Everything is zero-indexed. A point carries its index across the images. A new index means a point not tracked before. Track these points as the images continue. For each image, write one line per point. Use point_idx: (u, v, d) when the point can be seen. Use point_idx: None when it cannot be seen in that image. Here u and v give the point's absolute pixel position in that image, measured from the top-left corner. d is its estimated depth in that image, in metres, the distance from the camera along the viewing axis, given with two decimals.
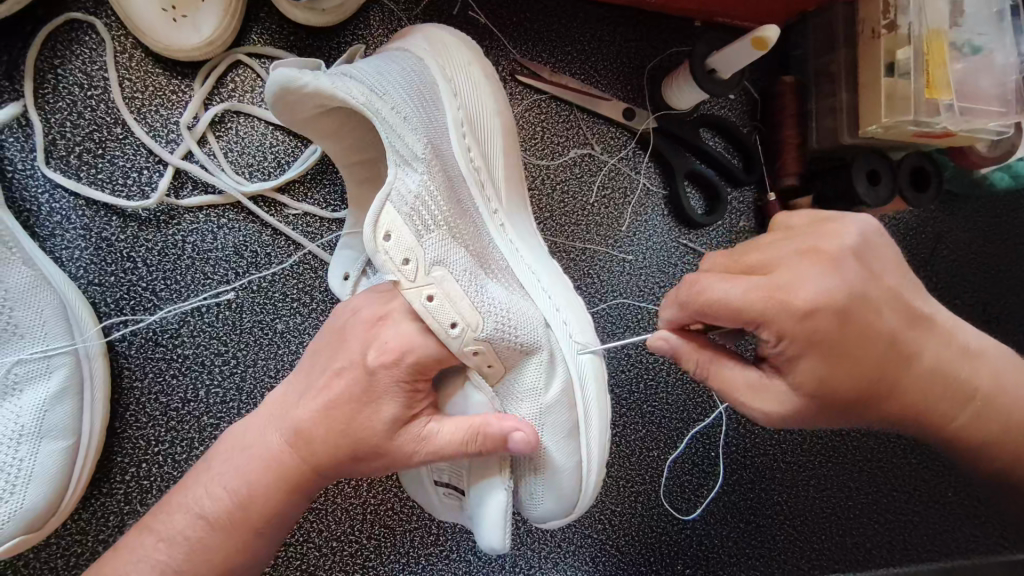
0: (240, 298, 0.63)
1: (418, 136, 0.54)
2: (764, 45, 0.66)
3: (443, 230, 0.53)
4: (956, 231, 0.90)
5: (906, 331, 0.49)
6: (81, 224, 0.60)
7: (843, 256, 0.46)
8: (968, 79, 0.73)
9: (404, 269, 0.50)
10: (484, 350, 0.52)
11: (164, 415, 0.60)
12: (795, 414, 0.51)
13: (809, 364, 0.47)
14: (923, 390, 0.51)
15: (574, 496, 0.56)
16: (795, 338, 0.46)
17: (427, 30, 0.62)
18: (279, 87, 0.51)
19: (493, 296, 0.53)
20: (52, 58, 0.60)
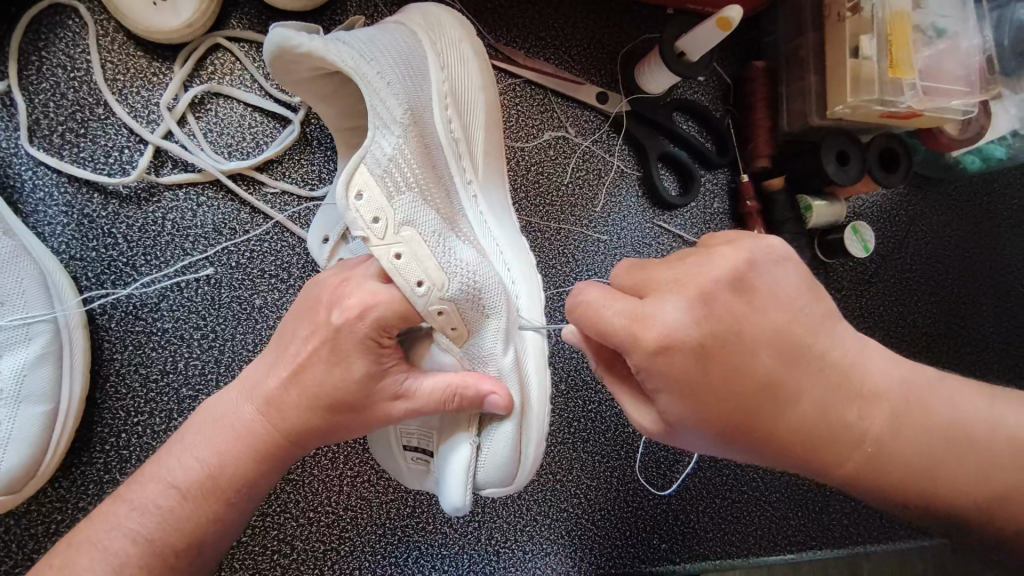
0: (218, 273, 0.64)
1: (397, 102, 0.56)
2: (729, 26, 0.68)
3: (414, 190, 0.56)
4: (930, 213, 0.91)
5: (784, 367, 0.44)
6: (63, 201, 0.62)
7: (716, 288, 0.44)
8: (932, 62, 0.74)
9: (373, 227, 0.53)
10: (449, 310, 0.55)
11: (144, 386, 0.62)
12: (676, 438, 0.48)
13: (667, 397, 0.44)
14: (813, 435, 0.45)
15: (514, 468, 0.58)
16: (651, 373, 0.43)
17: (422, 5, 0.63)
18: (279, 46, 0.54)
19: (460, 258, 0.56)
20: (37, 41, 0.62)
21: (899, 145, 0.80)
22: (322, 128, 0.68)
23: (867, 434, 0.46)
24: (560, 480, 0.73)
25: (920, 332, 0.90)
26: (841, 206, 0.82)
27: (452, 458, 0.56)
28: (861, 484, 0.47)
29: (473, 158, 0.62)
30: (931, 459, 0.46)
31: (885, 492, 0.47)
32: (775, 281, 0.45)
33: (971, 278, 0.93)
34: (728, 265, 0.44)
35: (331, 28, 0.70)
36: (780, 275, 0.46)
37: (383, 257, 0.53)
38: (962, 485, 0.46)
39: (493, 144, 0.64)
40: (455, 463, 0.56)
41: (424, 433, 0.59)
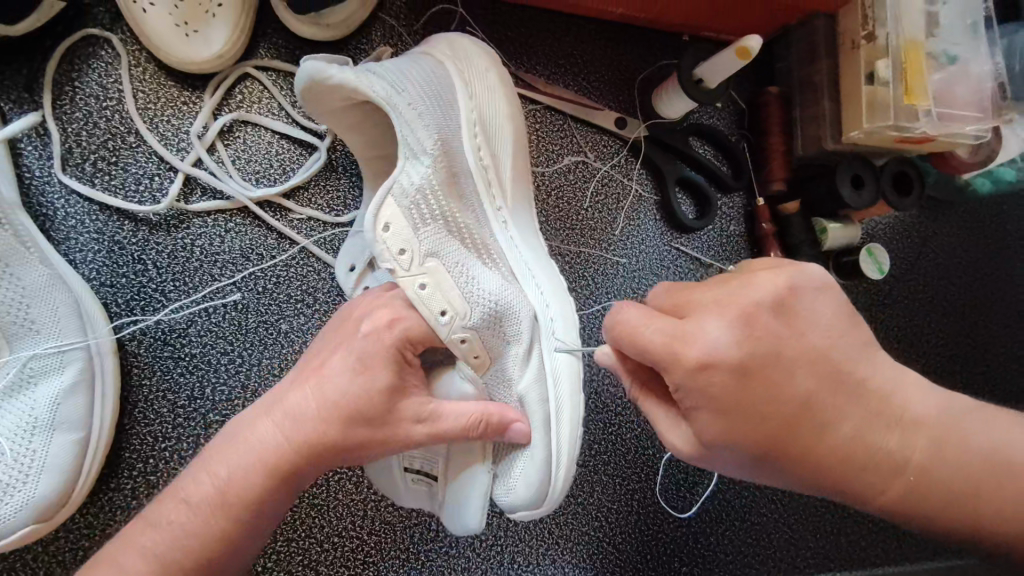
0: (245, 299, 0.65)
1: (428, 134, 0.57)
2: (747, 54, 0.69)
3: (439, 222, 0.58)
4: (942, 234, 0.92)
5: (826, 397, 0.45)
6: (95, 228, 0.62)
7: (759, 312, 0.44)
8: (944, 88, 0.76)
9: (400, 258, 0.55)
10: (472, 338, 0.57)
11: (172, 412, 0.62)
12: (708, 461, 0.48)
13: (706, 418, 0.45)
14: (849, 458, 0.46)
15: (545, 492, 0.57)
16: (690, 391, 0.44)
17: (447, 36, 0.65)
18: (314, 78, 0.55)
19: (483, 288, 0.58)
20: (70, 71, 0.63)
21: (913, 168, 0.81)
22: (347, 154, 0.69)
23: (909, 459, 0.47)
24: (582, 503, 0.73)
25: (934, 352, 0.91)
26: (856, 228, 0.83)
27: (467, 483, 0.58)
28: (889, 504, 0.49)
29: (502, 185, 0.63)
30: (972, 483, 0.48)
31: (921, 515, 0.49)
32: (813, 305, 0.46)
33: (982, 299, 0.93)
34: (768, 286, 0.45)
35: (356, 57, 0.71)
36: (818, 307, 0.46)
37: (410, 288, 0.55)
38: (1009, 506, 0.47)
39: (521, 169, 0.65)
40: (471, 487, 0.58)
41: (427, 458, 0.58)
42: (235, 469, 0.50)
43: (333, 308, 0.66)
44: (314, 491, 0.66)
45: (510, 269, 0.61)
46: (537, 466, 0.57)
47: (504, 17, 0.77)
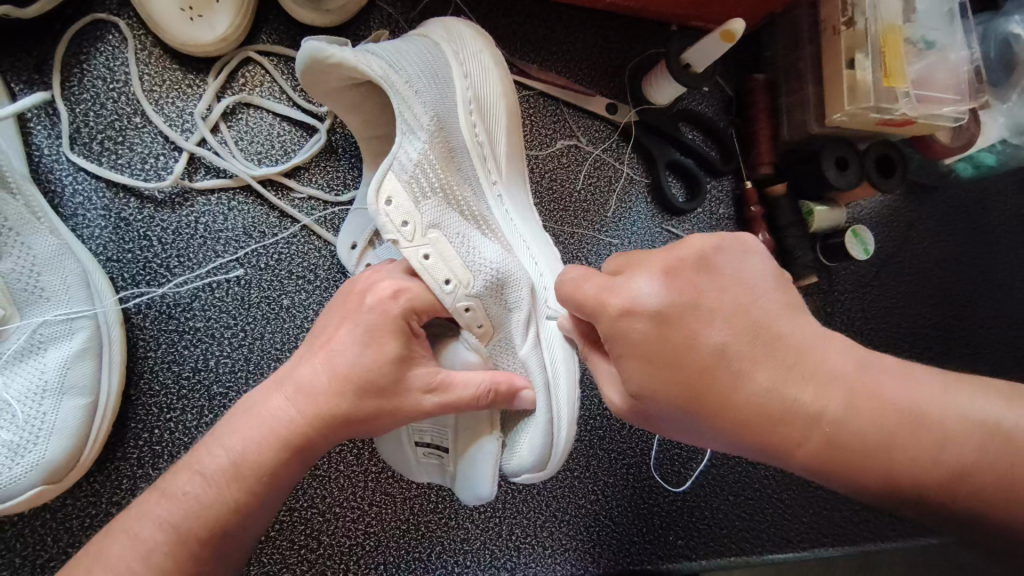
0: (248, 274, 0.67)
1: (424, 110, 0.60)
2: (731, 37, 0.72)
3: (438, 195, 0.60)
4: (927, 218, 0.94)
5: (744, 345, 0.45)
6: (102, 205, 0.64)
7: (686, 265, 0.47)
8: (923, 73, 0.79)
9: (403, 230, 0.56)
10: (476, 307, 0.58)
11: (176, 383, 0.63)
12: (651, 417, 0.49)
13: (631, 363, 0.47)
14: (768, 413, 0.44)
15: (547, 454, 0.59)
16: (614, 337, 0.47)
17: (443, 20, 0.67)
18: (313, 59, 0.57)
19: (486, 256, 0.60)
20: (78, 54, 0.65)
21: (895, 150, 0.84)
22: (347, 136, 0.71)
23: (822, 412, 0.43)
24: (579, 477, 0.75)
25: (922, 333, 0.93)
26: (840, 212, 0.85)
27: (478, 451, 0.59)
28: (823, 470, 0.44)
29: (497, 160, 0.65)
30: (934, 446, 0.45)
31: (849, 477, 0.44)
32: (743, 267, 0.47)
33: (968, 282, 0.96)
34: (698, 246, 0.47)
35: (355, 43, 0.74)
36: (746, 265, 0.47)
37: (413, 258, 0.57)
38: (916, 461, 0.42)
39: (515, 145, 0.67)
40: (482, 454, 0.59)
41: (437, 429, 0.60)
42: (234, 435, 0.51)
43: (335, 283, 0.68)
44: (317, 464, 0.67)
45: (506, 240, 0.63)
46: (539, 429, 0.58)
47: (498, 7, 0.80)
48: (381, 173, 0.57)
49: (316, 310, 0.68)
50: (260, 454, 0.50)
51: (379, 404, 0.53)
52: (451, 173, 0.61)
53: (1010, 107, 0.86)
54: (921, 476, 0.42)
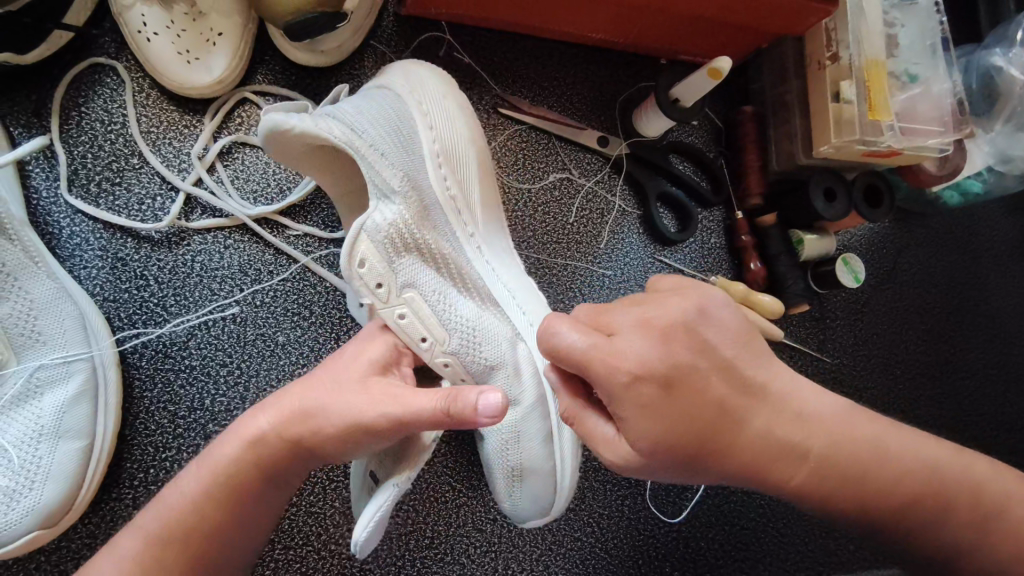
0: (243, 312, 0.67)
1: (393, 172, 0.61)
2: (719, 74, 0.74)
3: (415, 251, 0.62)
4: (916, 244, 0.96)
5: (739, 397, 0.51)
6: (99, 245, 0.65)
7: (673, 327, 0.50)
8: (907, 106, 0.80)
9: (377, 292, 0.59)
10: (453, 363, 0.62)
11: (172, 422, 0.64)
12: (641, 470, 0.53)
13: (635, 423, 0.50)
14: (769, 454, 0.52)
15: (550, 498, 0.62)
16: (620, 401, 0.50)
17: (406, 66, 0.67)
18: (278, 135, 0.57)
19: (460, 314, 0.62)
20: (76, 97, 0.66)
21: (881, 180, 0.85)
22: None
23: (811, 450, 0.52)
24: (573, 509, 0.75)
25: (913, 358, 0.94)
26: (829, 238, 0.87)
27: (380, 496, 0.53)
28: (809, 492, 0.53)
29: (471, 210, 0.66)
30: (851, 466, 0.53)
31: (824, 499, 0.54)
32: (723, 321, 0.52)
33: (958, 307, 0.96)
34: (679, 309, 0.51)
35: (350, 82, 0.75)
36: (719, 322, 0.51)
37: (389, 317, 0.60)
38: (880, 483, 0.53)
39: (489, 192, 0.68)
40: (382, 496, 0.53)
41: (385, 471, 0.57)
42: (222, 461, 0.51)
43: (329, 319, 0.69)
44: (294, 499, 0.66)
45: (487, 293, 0.65)
46: (542, 481, 0.62)
47: (489, 43, 0.81)
48: (355, 236, 0.58)
49: (310, 346, 0.68)
50: (226, 468, 0.50)
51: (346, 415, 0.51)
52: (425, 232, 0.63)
53: (994, 137, 0.88)
54: (882, 497, 0.54)
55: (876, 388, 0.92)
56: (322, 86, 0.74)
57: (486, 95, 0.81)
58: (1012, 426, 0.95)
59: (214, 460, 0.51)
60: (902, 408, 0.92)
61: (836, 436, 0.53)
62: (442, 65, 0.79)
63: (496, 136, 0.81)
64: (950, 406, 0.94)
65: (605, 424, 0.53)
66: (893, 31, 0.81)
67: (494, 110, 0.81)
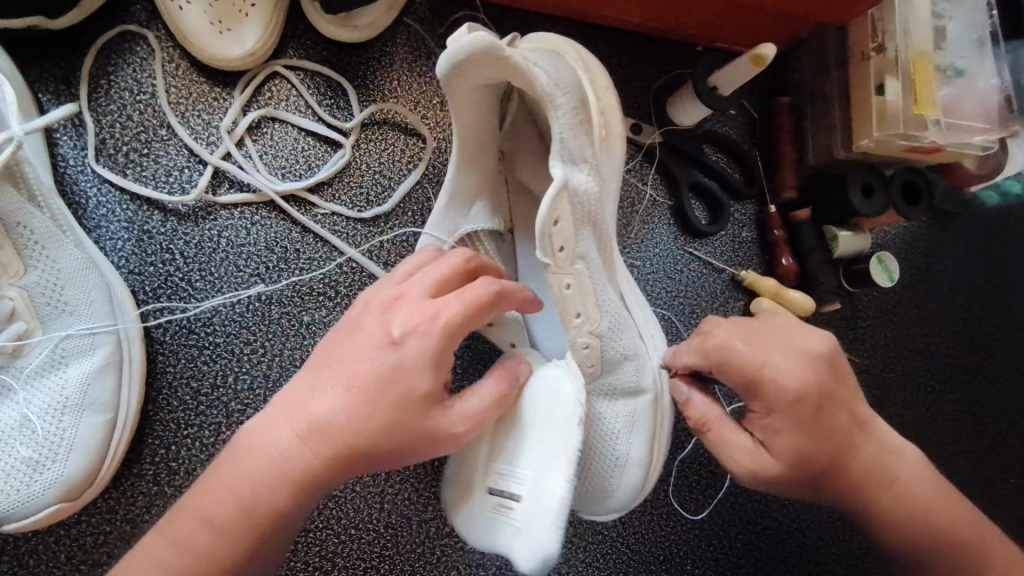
0: (270, 290, 0.66)
1: (581, 143, 0.57)
2: (762, 62, 0.71)
3: (584, 225, 0.58)
4: (951, 245, 0.94)
5: (862, 428, 0.56)
6: (125, 217, 0.64)
7: (827, 356, 0.55)
8: (953, 100, 0.78)
9: (558, 256, 0.55)
10: (594, 345, 0.58)
11: (195, 400, 0.63)
12: (766, 484, 0.56)
13: (785, 436, 0.54)
14: (872, 482, 0.56)
15: (637, 495, 0.62)
16: (779, 414, 0.54)
17: (563, 44, 0.67)
18: (498, 52, 0.51)
19: (608, 299, 0.60)
20: (105, 66, 0.65)
21: (919, 176, 0.84)
22: (370, 154, 0.71)
23: (904, 484, 0.57)
24: None
25: (944, 361, 0.92)
26: (865, 237, 0.85)
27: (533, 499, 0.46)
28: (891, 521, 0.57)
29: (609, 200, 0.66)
30: (933, 508, 0.57)
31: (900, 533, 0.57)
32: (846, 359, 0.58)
33: (992, 311, 0.94)
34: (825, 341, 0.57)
35: (380, 59, 0.73)
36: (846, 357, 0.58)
37: (557, 288, 0.55)
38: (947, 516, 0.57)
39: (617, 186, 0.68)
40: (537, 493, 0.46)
41: (510, 469, 0.49)
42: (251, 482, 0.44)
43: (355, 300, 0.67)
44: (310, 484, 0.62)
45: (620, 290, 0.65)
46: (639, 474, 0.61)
47: (525, 25, 0.79)
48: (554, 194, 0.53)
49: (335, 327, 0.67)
50: (261, 496, 0.44)
51: (394, 434, 0.44)
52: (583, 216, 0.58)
53: None
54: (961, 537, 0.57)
55: (904, 391, 0.90)
56: (353, 63, 0.72)
57: None
58: None
59: (242, 489, 0.44)
60: (930, 412, 0.90)
61: (920, 479, 0.57)
62: None
63: None
64: (979, 412, 0.92)
65: (742, 435, 0.57)
66: (942, 23, 0.79)
67: None
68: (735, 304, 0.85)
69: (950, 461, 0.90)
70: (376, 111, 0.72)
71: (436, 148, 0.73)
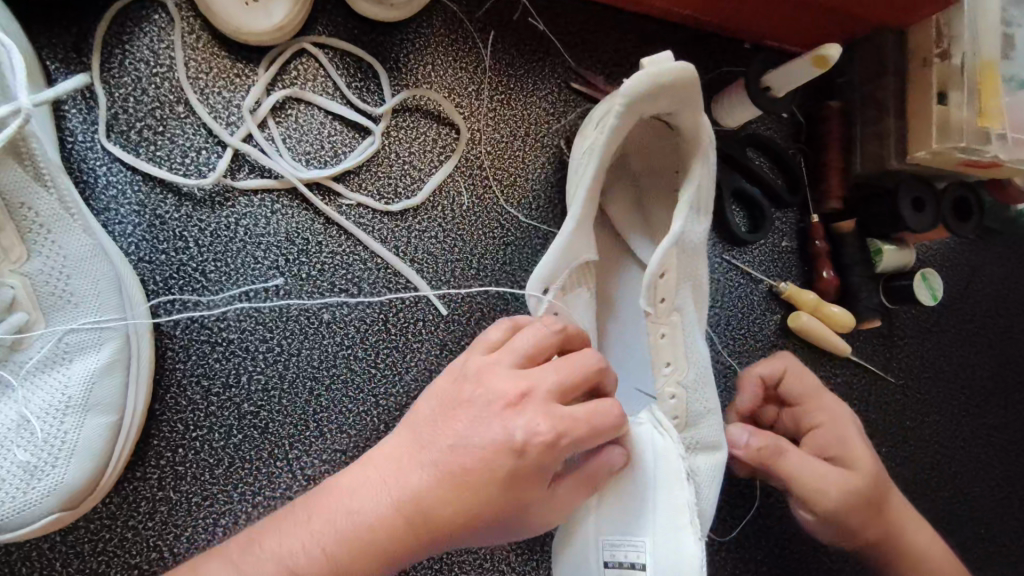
0: (288, 284, 0.62)
1: (700, 207, 0.61)
2: (825, 63, 0.67)
3: (686, 282, 0.60)
4: (991, 264, 0.90)
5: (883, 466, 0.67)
6: (136, 200, 0.59)
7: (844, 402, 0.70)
8: (1019, 114, 0.74)
9: (658, 305, 0.57)
10: (679, 397, 0.57)
11: (205, 399, 0.58)
12: (838, 506, 0.60)
13: (857, 446, 0.63)
14: (900, 513, 0.64)
15: None
16: (846, 428, 0.64)
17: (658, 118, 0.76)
18: (688, 92, 0.55)
19: (701, 353, 0.60)
20: (121, 34, 0.60)
21: (972, 192, 0.80)
22: (400, 143, 0.67)
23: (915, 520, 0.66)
24: None
25: (978, 383, 0.89)
26: (909, 252, 0.81)
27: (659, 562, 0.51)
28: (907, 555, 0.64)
29: None
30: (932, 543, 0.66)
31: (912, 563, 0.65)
32: None
33: None
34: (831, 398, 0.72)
35: (415, 41, 0.69)
36: None
37: (653, 335, 0.58)
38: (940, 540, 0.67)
39: None
40: (668, 559, 0.51)
41: (630, 538, 0.52)
42: (335, 540, 0.45)
43: (379, 299, 0.63)
44: None
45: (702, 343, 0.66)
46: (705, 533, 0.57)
47: (568, 12, 0.74)
48: (665, 247, 0.56)
49: (357, 326, 0.63)
50: (337, 558, 0.45)
51: (475, 507, 0.45)
52: (686, 270, 0.60)
53: None
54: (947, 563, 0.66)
55: (938, 413, 0.86)
56: (386, 44, 0.68)
57: (559, 67, 0.73)
58: None
59: (326, 542, 0.45)
60: (962, 436, 0.87)
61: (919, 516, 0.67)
62: (515, 30, 0.72)
63: (565, 113, 0.73)
64: (1010, 438, 0.89)
65: (819, 465, 0.61)
66: (1011, 30, 0.74)
67: (566, 85, 0.74)
68: (771, 316, 0.81)
69: (980, 487, 0.87)
70: (408, 97, 0.67)
71: (470, 139, 0.69)
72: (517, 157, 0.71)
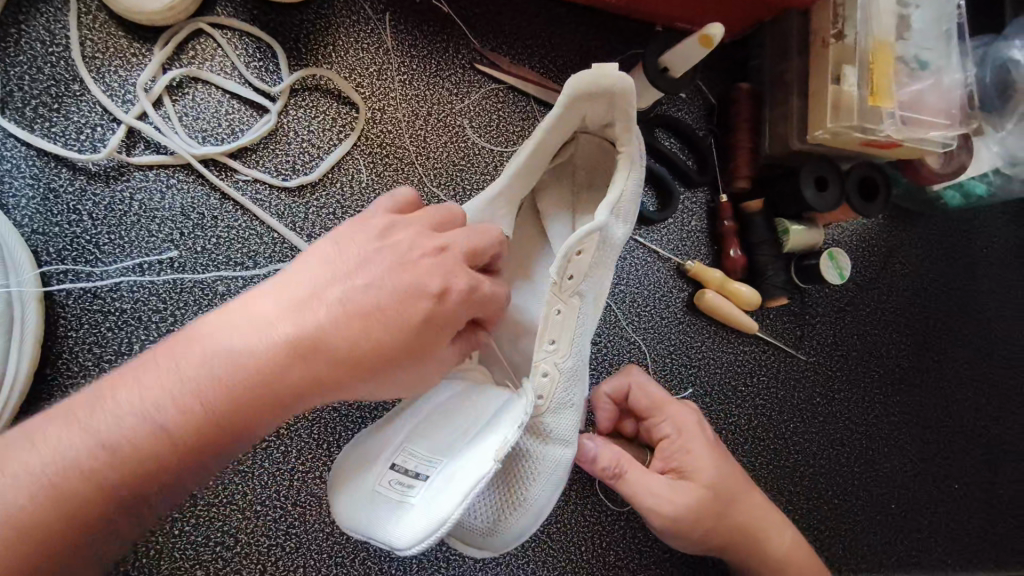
0: (182, 257, 0.64)
1: (623, 208, 0.61)
2: (710, 43, 0.68)
3: (594, 273, 0.60)
4: (908, 245, 0.92)
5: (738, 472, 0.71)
6: (31, 173, 0.61)
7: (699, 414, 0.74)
8: (915, 94, 0.75)
9: (564, 285, 0.56)
10: (551, 376, 0.57)
11: (96, 366, 0.60)
12: (678, 517, 0.63)
13: (701, 456, 0.67)
14: (749, 521, 0.68)
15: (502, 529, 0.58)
16: (692, 439, 0.68)
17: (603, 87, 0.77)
18: (622, 103, 0.55)
19: (583, 340, 0.61)
20: (18, 14, 0.62)
21: (879, 173, 0.81)
22: (299, 121, 0.69)
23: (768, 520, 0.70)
24: None
25: (893, 363, 0.90)
26: (819, 232, 0.82)
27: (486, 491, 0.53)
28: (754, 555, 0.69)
29: None
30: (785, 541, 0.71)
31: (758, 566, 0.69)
32: None
33: (943, 314, 0.93)
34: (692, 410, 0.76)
35: (315, 21, 0.70)
36: None
37: (550, 309, 0.56)
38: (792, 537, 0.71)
39: None
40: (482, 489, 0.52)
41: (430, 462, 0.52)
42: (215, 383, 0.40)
43: (274, 271, 0.65)
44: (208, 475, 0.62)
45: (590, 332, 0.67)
46: (526, 514, 0.58)
47: None
48: (585, 231, 0.55)
49: None
50: (214, 412, 0.40)
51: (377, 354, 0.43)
52: (596, 264, 0.60)
53: (1003, 136, 0.84)
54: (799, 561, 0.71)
55: (852, 391, 0.88)
56: (286, 24, 0.70)
57: (464, 48, 0.75)
58: (985, 440, 0.93)
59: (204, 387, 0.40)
60: (874, 412, 0.89)
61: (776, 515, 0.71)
62: (418, 12, 0.74)
63: (469, 93, 0.75)
64: (926, 416, 0.91)
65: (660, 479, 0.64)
66: (908, 11, 0.75)
67: (471, 66, 0.75)
68: (680, 295, 0.83)
69: (892, 463, 0.89)
70: (306, 76, 0.69)
71: (370, 118, 0.71)
72: (418, 135, 0.73)
